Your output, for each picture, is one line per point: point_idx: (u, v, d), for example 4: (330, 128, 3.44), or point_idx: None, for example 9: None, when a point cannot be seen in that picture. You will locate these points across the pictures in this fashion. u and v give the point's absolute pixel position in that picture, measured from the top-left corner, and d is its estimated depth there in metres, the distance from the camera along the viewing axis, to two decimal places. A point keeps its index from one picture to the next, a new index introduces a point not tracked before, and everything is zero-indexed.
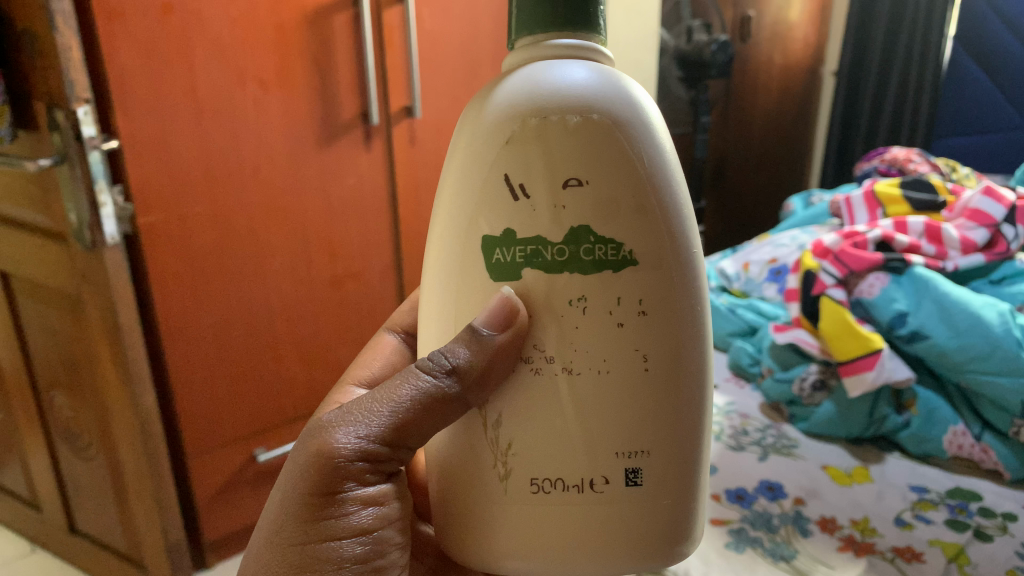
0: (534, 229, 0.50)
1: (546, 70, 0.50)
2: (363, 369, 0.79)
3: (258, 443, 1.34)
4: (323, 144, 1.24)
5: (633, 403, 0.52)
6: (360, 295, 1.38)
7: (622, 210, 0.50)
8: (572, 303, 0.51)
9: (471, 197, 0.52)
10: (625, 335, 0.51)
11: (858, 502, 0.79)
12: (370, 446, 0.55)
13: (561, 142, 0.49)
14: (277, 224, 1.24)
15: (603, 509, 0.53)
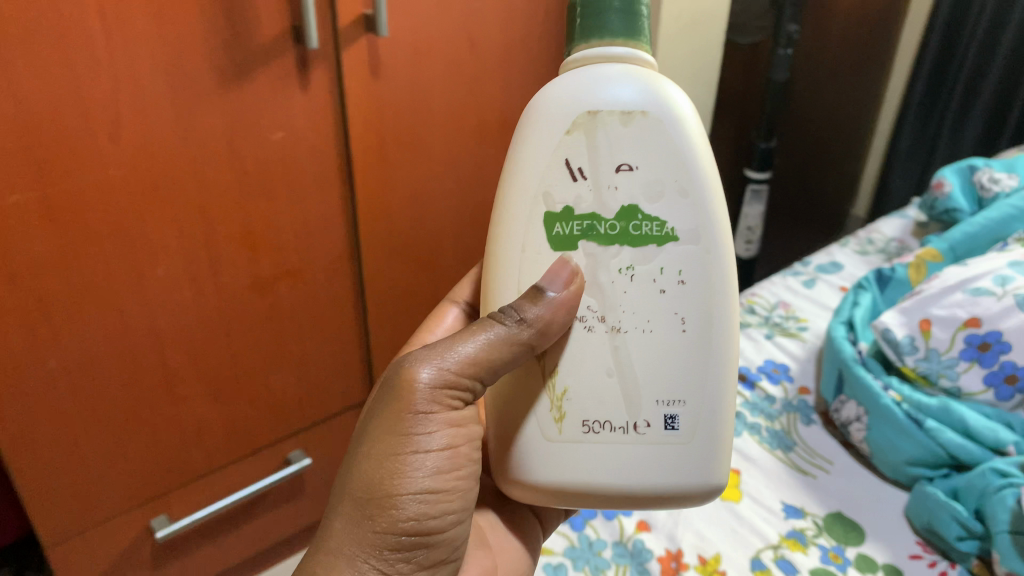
0: (589, 207, 0.50)
1: (598, 75, 0.49)
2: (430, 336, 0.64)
3: (157, 511, 0.93)
4: (231, 82, 0.75)
5: (674, 357, 0.52)
6: (299, 301, 0.93)
7: (667, 189, 0.50)
8: (625, 274, 0.51)
9: (528, 184, 0.51)
10: (672, 305, 0.51)
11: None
12: (451, 379, 0.53)
13: (618, 131, 0.49)
14: (163, 213, 0.77)
15: (642, 452, 0.52)
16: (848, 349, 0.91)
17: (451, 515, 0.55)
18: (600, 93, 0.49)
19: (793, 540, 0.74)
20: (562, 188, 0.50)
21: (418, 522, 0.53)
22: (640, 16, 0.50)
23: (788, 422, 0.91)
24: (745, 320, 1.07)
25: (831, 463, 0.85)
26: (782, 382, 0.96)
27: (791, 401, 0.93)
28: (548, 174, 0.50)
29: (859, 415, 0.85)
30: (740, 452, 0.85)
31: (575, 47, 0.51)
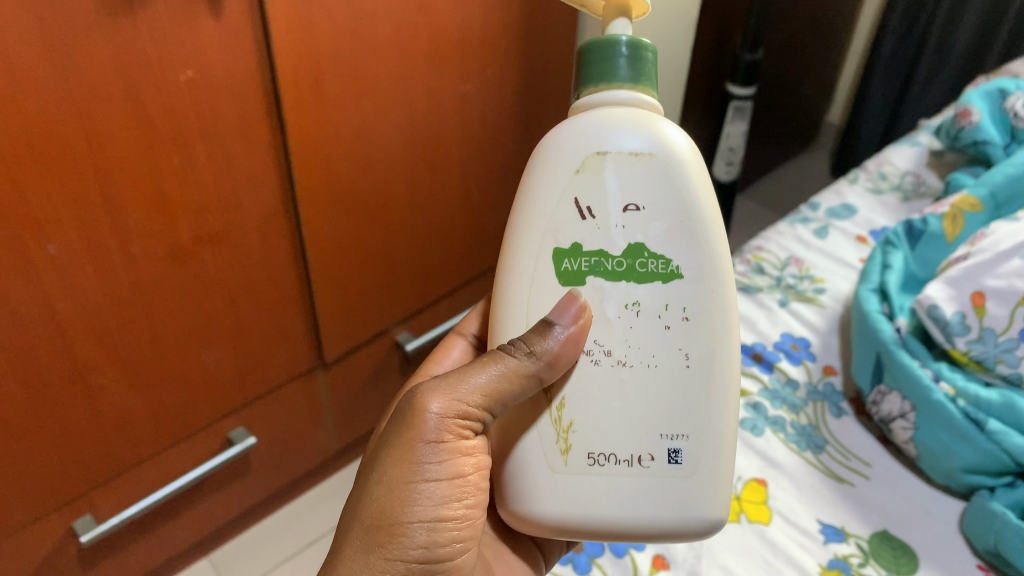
0: (597, 244, 0.50)
1: (604, 120, 0.50)
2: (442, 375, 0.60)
3: (81, 512, 0.82)
4: (120, 12, 0.58)
5: (675, 390, 0.51)
6: (231, 269, 0.79)
7: (674, 227, 0.50)
8: (630, 311, 0.50)
9: (538, 223, 0.51)
10: (676, 341, 0.50)
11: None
12: (459, 409, 0.51)
13: (625, 171, 0.50)
14: (45, 180, 0.61)
15: (644, 489, 0.50)
16: (888, 329, 0.78)
17: (460, 544, 0.54)
18: (607, 133, 0.49)
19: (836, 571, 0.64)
20: (570, 225, 0.50)
21: (423, 549, 0.52)
22: (645, 62, 0.51)
23: (814, 413, 0.78)
24: (752, 281, 0.92)
25: (868, 465, 0.73)
26: (803, 361, 0.83)
27: (815, 388, 0.81)
28: (558, 213, 0.50)
29: (905, 410, 0.73)
30: (765, 456, 0.73)
31: (579, 91, 0.52)
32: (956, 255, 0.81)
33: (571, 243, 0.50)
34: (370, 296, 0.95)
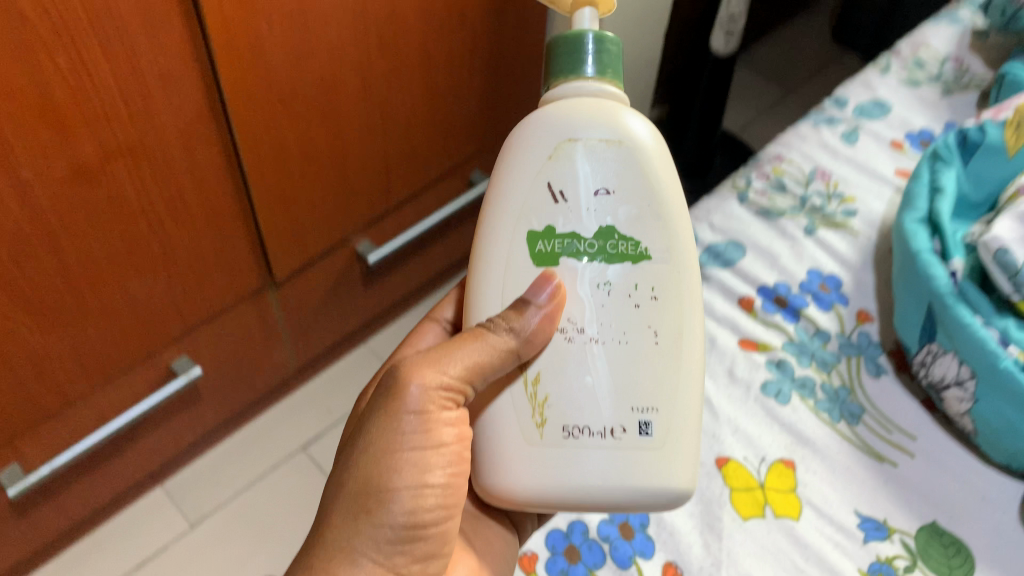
0: (568, 229, 0.42)
1: (571, 108, 0.42)
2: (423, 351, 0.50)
3: (6, 463, 0.72)
4: None
5: (646, 365, 0.42)
6: (155, 188, 0.66)
7: (647, 209, 0.42)
8: (602, 289, 0.42)
9: (506, 214, 0.43)
10: (653, 321, 0.42)
11: (793, 567, 0.46)
12: (441, 385, 0.42)
13: (596, 154, 0.42)
14: None
15: (616, 467, 0.41)
16: (945, 276, 0.50)
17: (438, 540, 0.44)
18: (575, 118, 0.42)
19: None
20: (538, 212, 0.42)
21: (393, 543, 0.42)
22: (609, 56, 0.43)
23: (849, 370, 0.53)
24: (771, 202, 0.63)
25: (913, 439, 0.50)
26: (836, 306, 0.56)
27: (849, 339, 0.55)
28: (526, 202, 0.42)
29: (963, 377, 0.48)
30: (791, 432, 0.51)
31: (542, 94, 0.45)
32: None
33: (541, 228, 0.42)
34: (323, 205, 0.81)
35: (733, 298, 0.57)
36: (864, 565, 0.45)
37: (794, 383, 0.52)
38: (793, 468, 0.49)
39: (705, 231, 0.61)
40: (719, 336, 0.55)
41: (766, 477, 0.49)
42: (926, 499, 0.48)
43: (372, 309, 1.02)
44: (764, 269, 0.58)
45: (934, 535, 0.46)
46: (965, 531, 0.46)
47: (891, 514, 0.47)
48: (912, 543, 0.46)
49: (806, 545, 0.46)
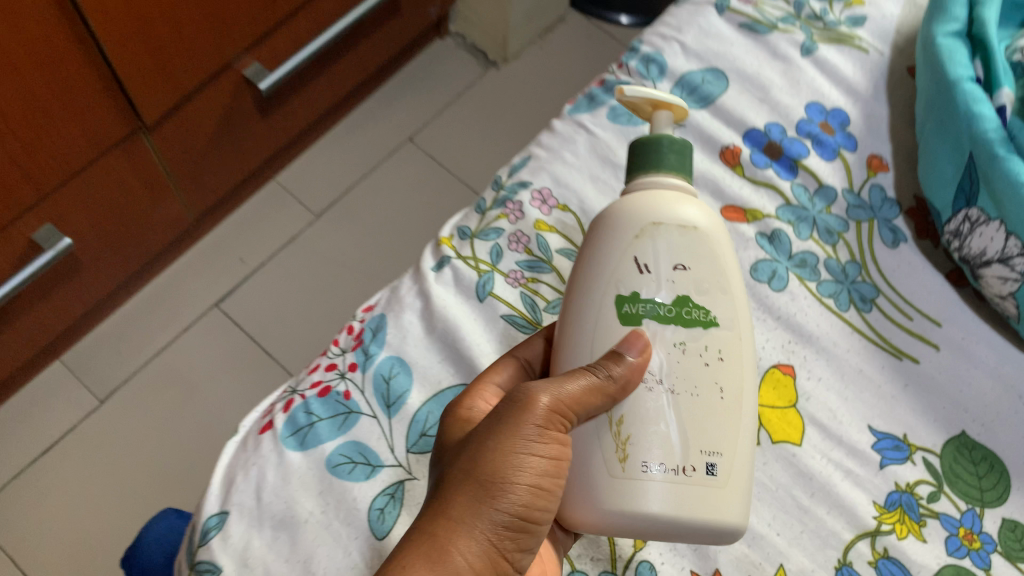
0: (646, 307, 0.27)
1: (643, 205, 0.29)
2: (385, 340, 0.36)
3: None
4: None
5: (721, 413, 0.27)
6: None
7: (718, 282, 0.28)
8: (680, 347, 0.27)
9: (575, 311, 0.29)
10: (727, 382, 0.27)
11: (794, 508, 0.34)
12: (543, 414, 0.26)
13: (676, 239, 0.28)
14: None
15: (694, 506, 0.26)
16: (992, 116, 0.36)
17: None
18: (646, 208, 0.28)
19: (898, 513, 0.34)
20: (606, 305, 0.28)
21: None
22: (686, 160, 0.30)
23: (860, 239, 0.39)
24: (759, 13, 0.45)
25: (938, 327, 0.38)
26: (841, 153, 0.41)
27: (858, 197, 0.40)
28: (595, 297, 0.28)
29: (1010, 252, 0.35)
30: (787, 326, 0.37)
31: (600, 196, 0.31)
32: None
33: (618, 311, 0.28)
34: (191, 25, 0.64)
35: (714, 150, 0.41)
36: (879, 498, 0.34)
37: (792, 261, 0.39)
38: (794, 377, 0.36)
39: (675, 55, 0.44)
40: None
41: (760, 391, 0.36)
42: (953, 402, 0.36)
43: (272, 140, 0.85)
44: (753, 106, 0.42)
45: (964, 450, 0.35)
46: (1001, 439, 0.35)
47: (913, 428, 0.35)
48: (938, 464, 0.35)
49: (809, 477, 0.34)
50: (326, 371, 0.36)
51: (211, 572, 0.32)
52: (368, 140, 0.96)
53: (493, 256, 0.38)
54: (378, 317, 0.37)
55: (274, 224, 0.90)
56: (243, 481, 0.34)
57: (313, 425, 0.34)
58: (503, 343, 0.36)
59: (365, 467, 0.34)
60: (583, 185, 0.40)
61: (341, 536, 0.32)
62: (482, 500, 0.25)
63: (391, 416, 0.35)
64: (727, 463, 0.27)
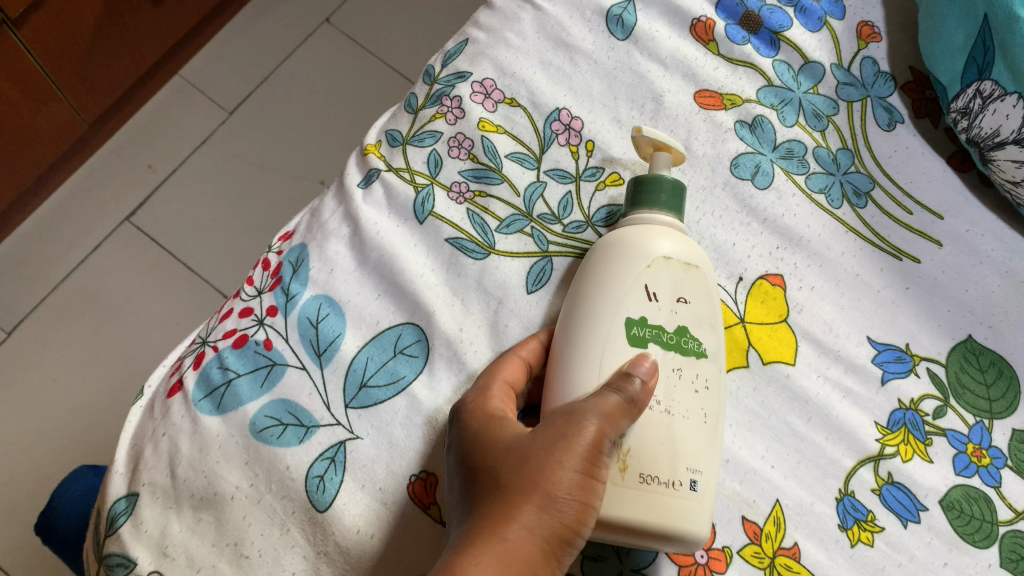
0: (649, 333, 0.25)
1: (657, 233, 0.27)
2: (313, 282, 0.30)
3: None
4: None
5: (705, 433, 0.25)
6: None
7: (715, 319, 0.26)
8: (677, 372, 0.25)
9: (575, 327, 0.26)
10: (711, 407, 0.25)
11: (789, 437, 0.30)
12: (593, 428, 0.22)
13: (686, 275, 0.26)
14: None
15: (673, 519, 0.24)
16: None
17: None
18: (660, 236, 0.27)
19: (902, 434, 0.30)
20: (609, 322, 0.25)
21: None
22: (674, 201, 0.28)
23: (851, 122, 0.34)
24: None
25: (941, 220, 0.33)
26: (828, 21, 0.36)
27: (848, 73, 0.35)
28: (599, 313, 0.26)
29: None
30: (775, 230, 0.32)
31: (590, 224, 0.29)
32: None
33: (623, 331, 0.25)
34: None
35: (683, 24, 0.35)
36: (882, 418, 0.31)
37: (777, 151, 0.33)
38: (784, 288, 0.32)
39: None
40: (665, 89, 0.34)
41: (747, 306, 0.31)
42: (957, 305, 0.32)
43: (169, 28, 0.75)
44: None
45: (970, 358, 0.32)
46: (1010, 342, 0.32)
47: (915, 336, 0.32)
48: (944, 374, 0.31)
49: (805, 400, 0.30)
50: (241, 318, 0.30)
51: (125, 567, 0.27)
52: (281, 23, 0.86)
53: (431, 166, 0.32)
54: (299, 249, 0.31)
55: (182, 125, 0.80)
56: (153, 455, 0.28)
57: (230, 383, 0.29)
58: (450, 270, 0.31)
59: (297, 429, 0.28)
60: (532, 74, 0.34)
61: (275, 512, 0.28)
62: (535, 515, 0.21)
63: (322, 366, 0.29)
64: (706, 481, 0.25)
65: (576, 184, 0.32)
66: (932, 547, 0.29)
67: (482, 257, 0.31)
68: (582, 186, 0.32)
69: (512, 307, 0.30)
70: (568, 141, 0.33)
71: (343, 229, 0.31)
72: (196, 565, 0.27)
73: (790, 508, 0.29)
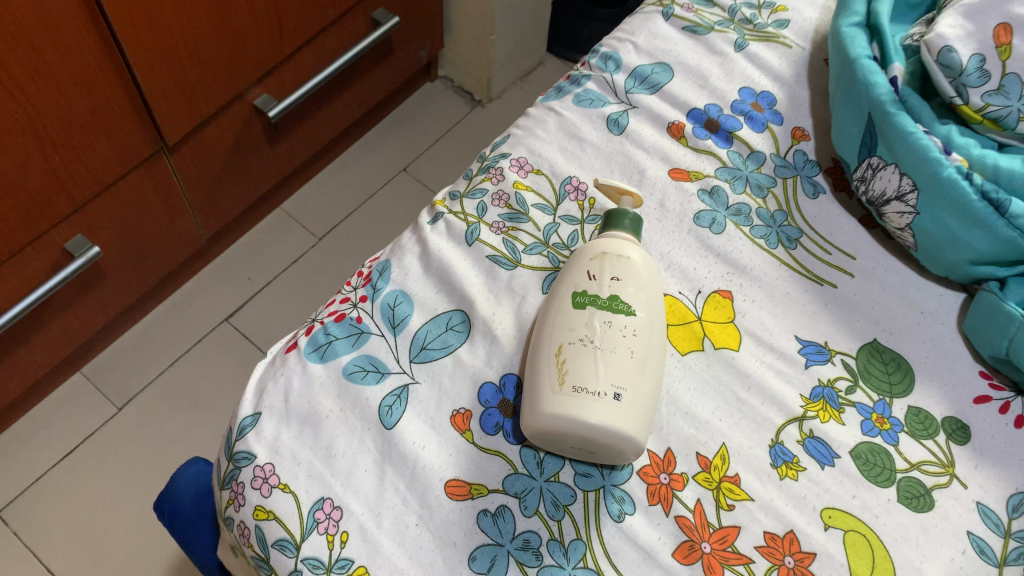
0: (590, 299, 0.38)
1: (600, 245, 0.41)
2: (393, 283, 0.43)
3: None
4: None
5: (629, 364, 0.36)
6: (21, 37, 0.56)
7: (642, 293, 0.39)
8: (607, 322, 0.37)
9: (548, 306, 0.40)
10: (638, 348, 0.37)
11: (734, 399, 0.40)
12: None
13: (619, 265, 0.39)
14: None
15: (599, 414, 0.35)
16: (886, 83, 0.44)
17: None
18: (601, 247, 0.40)
19: (820, 404, 0.41)
20: (565, 298, 0.39)
21: None
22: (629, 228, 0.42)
23: (786, 193, 0.47)
24: (699, 18, 0.54)
25: (853, 259, 0.45)
26: (769, 126, 0.49)
27: (784, 160, 0.48)
28: (561, 294, 0.39)
29: (904, 190, 0.43)
30: (725, 260, 0.44)
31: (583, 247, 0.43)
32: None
33: (572, 300, 0.39)
34: (210, 56, 0.73)
35: (662, 125, 0.49)
36: (805, 391, 0.41)
37: (729, 210, 0.46)
38: (732, 299, 0.43)
39: (629, 53, 0.52)
40: (648, 166, 0.47)
41: (703, 309, 0.43)
42: (864, 317, 0.43)
43: (281, 170, 0.94)
44: (695, 91, 0.51)
45: (875, 353, 0.42)
46: (906, 346, 0.43)
47: (832, 336, 0.43)
48: (854, 364, 0.42)
49: (746, 375, 0.41)
50: (341, 303, 0.43)
51: (248, 459, 0.38)
52: (366, 171, 1.05)
53: (479, 211, 0.45)
54: (384, 262, 0.44)
55: (281, 247, 0.98)
56: (273, 388, 0.40)
57: (332, 342, 0.41)
58: (489, 276, 0.43)
59: (376, 374, 0.40)
60: (554, 155, 0.48)
61: (356, 428, 0.39)
62: None
63: (396, 335, 0.41)
64: (631, 395, 0.36)
65: (581, 226, 0.45)
66: (844, 484, 0.38)
67: (511, 269, 0.43)
68: (585, 227, 0.45)
69: (531, 301, 0.42)
70: (577, 198, 0.46)
71: (416, 249, 0.44)
72: (298, 459, 0.38)
73: (733, 449, 0.39)
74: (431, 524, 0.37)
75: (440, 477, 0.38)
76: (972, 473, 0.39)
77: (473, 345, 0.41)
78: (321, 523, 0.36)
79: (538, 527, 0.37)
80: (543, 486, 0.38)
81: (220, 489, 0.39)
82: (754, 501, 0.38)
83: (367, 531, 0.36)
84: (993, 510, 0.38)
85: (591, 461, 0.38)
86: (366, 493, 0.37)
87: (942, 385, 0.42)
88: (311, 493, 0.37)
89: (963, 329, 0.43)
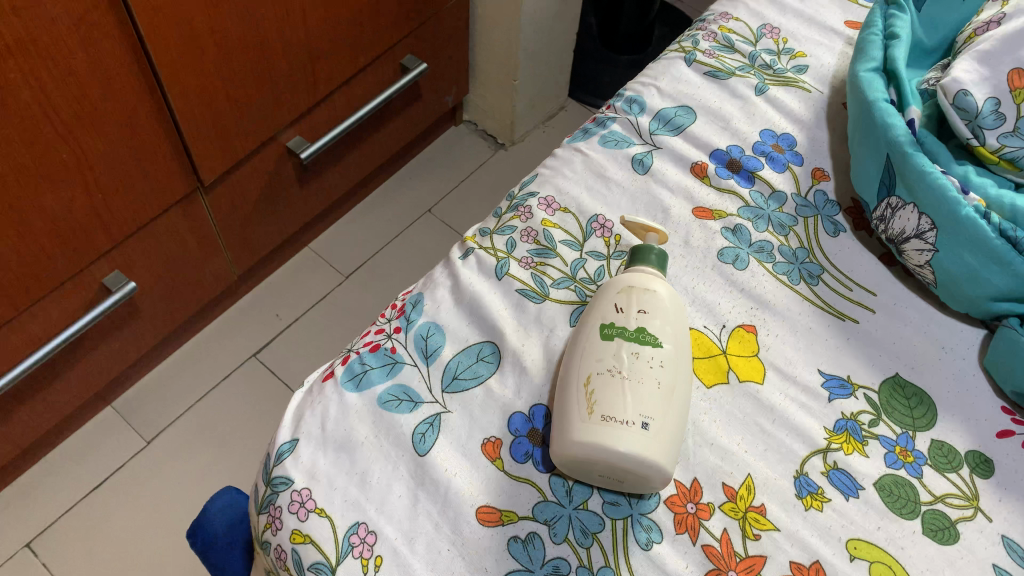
0: (618, 331, 0.39)
1: (627, 279, 0.42)
2: (427, 314, 0.45)
3: None
4: None
5: (656, 394, 0.37)
6: (69, 83, 0.58)
7: (668, 326, 0.40)
8: (635, 353, 0.38)
9: (577, 336, 0.41)
10: (664, 378, 0.38)
11: (759, 431, 0.41)
12: None
13: (645, 297, 0.41)
14: None
15: (627, 442, 0.36)
16: (902, 125, 0.46)
17: None
18: (628, 280, 0.42)
19: (844, 436, 0.41)
20: (593, 330, 0.40)
21: None
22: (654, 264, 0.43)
23: (807, 231, 0.49)
24: (720, 63, 0.56)
25: (874, 296, 0.46)
26: (790, 166, 0.51)
27: (805, 200, 0.50)
28: (590, 325, 0.41)
29: (923, 228, 0.44)
30: (748, 295, 0.46)
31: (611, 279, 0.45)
32: (980, 18, 0.49)
33: (601, 331, 0.40)
34: (247, 100, 0.75)
35: (686, 166, 0.51)
36: (829, 423, 0.42)
37: (752, 247, 0.47)
38: (756, 333, 0.44)
39: (652, 96, 0.54)
40: (672, 205, 0.49)
41: (728, 343, 0.44)
42: (886, 352, 0.44)
43: (310, 209, 0.97)
44: (717, 133, 0.52)
45: (897, 388, 0.43)
46: (928, 381, 0.43)
47: (855, 370, 0.44)
48: (876, 398, 0.43)
49: (771, 408, 0.42)
50: (376, 334, 0.44)
51: (285, 484, 0.39)
52: (391, 212, 1.07)
53: (508, 246, 0.47)
54: (417, 295, 0.46)
55: (309, 284, 1.00)
56: (312, 416, 0.41)
57: (367, 372, 0.43)
58: (518, 309, 0.45)
59: (409, 403, 0.41)
60: (581, 193, 0.49)
61: (391, 454, 0.40)
62: None
63: (429, 365, 0.43)
64: (658, 424, 0.37)
65: (607, 261, 0.47)
66: (869, 516, 0.39)
67: (539, 302, 0.45)
68: (611, 262, 0.47)
69: (559, 333, 0.44)
70: (603, 234, 0.48)
71: (448, 282, 0.46)
72: (334, 485, 0.39)
73: (758, 480, 0.40)
74: (463, 550, 0.37)
75: (471, 503, 0.39)
76: (996, 506, 0.39)
77: (504, 376, 0.42)
78: (356, 547, 0.37)
79: (567, 554, 0.38)
80: (571, 513, 0.39)
81: (257, 513, 0.40)
82: (779, 531, 0.38)
83: (401, 555, 0.37)
84: (1018, 543, 0.38)
85: (618, 490, 0.39)
86: (400, 518, 0.38)
87: (965, 419, 0.42)
88: (346, 517, 0.38)
89: (984, 365, 0.44)
